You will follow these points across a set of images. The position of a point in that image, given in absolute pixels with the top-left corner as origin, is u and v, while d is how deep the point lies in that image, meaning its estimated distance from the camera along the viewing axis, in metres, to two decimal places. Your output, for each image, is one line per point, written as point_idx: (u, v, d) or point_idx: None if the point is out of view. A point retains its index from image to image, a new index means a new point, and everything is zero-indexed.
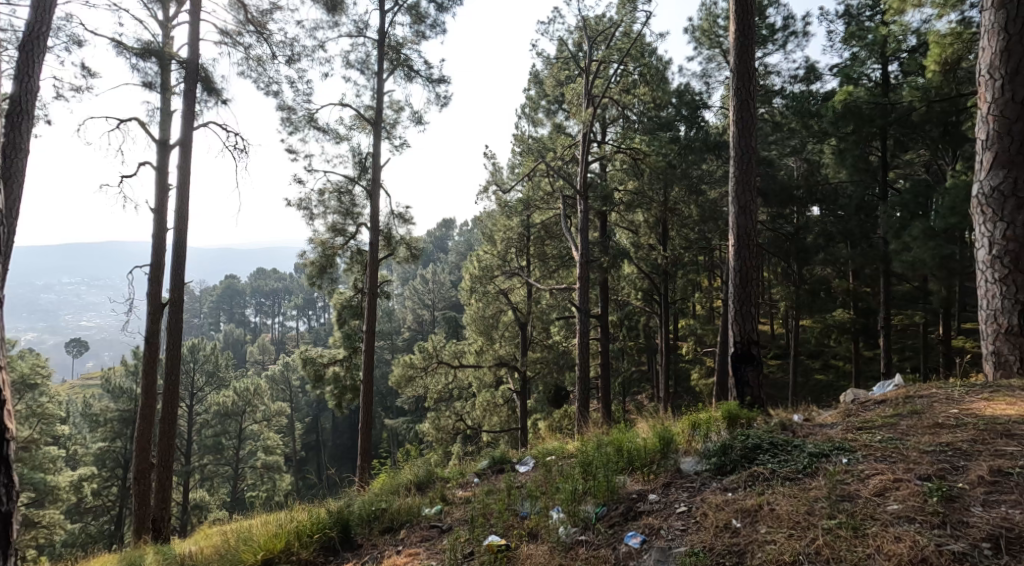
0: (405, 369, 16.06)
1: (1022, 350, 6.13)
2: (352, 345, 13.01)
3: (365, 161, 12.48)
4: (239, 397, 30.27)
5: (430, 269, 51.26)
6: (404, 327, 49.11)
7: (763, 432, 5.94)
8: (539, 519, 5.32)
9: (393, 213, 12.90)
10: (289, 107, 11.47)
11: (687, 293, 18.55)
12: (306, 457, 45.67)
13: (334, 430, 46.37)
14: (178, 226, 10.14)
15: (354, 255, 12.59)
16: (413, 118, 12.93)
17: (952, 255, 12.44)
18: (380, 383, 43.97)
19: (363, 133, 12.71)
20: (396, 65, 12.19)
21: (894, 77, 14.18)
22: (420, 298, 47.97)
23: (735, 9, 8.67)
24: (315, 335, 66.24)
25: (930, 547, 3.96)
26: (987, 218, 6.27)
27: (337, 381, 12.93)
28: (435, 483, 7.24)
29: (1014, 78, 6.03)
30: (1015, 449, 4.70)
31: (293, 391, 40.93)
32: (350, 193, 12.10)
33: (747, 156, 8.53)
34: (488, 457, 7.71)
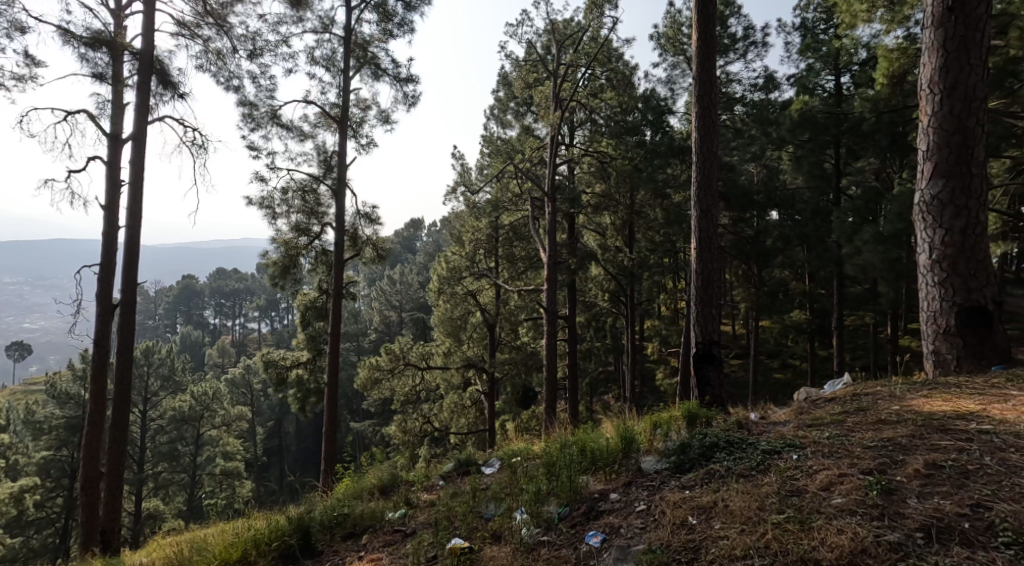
0: (371, 370, 15.76)
1: (959, 349, 6.46)
2: (316, 348, 12.95)
3: (331, 160, 12.43)
4: (198, 401, 29.66)
5: (397, 271, 51.08)
6: (370, 329, 48.80)
7: (720, 430, 6.16)
8: (502, 521, 5.43)
9: (360, 213, 12.87)
10: (250, 103, 11.39)
11: (653, 294, 18.91)
12: (268, 462, 44.98)
13: (298, 434, 45.82)
14: (131, 224, 10.00)
15: (319, 255, 12.53)
16: (380, 117, 12.94)
17: (899, 259, 12.94)
18: (346, 386, 43.61)
19: (329, 131, 12.67)
20: (363, 63, 12.21)
21: (847, 88, 14.73)
22: (388, 300, 47.72)
23: (695, 17, 8.97)
24: (278, 337, 65.11)
25: (869, 538, 4.18)
26: (927, 225, 6.61)
27: (300, 385, 12.76)
28: (400, 486, 7.29)
29: (952, 92, 6.38)
30: (949, 444, 5.00)
31: (253, 394, 40.22)
32: (314, 192, 12.08)
33: (709, 160, 8.79)
34: (454, 459, 7.78)
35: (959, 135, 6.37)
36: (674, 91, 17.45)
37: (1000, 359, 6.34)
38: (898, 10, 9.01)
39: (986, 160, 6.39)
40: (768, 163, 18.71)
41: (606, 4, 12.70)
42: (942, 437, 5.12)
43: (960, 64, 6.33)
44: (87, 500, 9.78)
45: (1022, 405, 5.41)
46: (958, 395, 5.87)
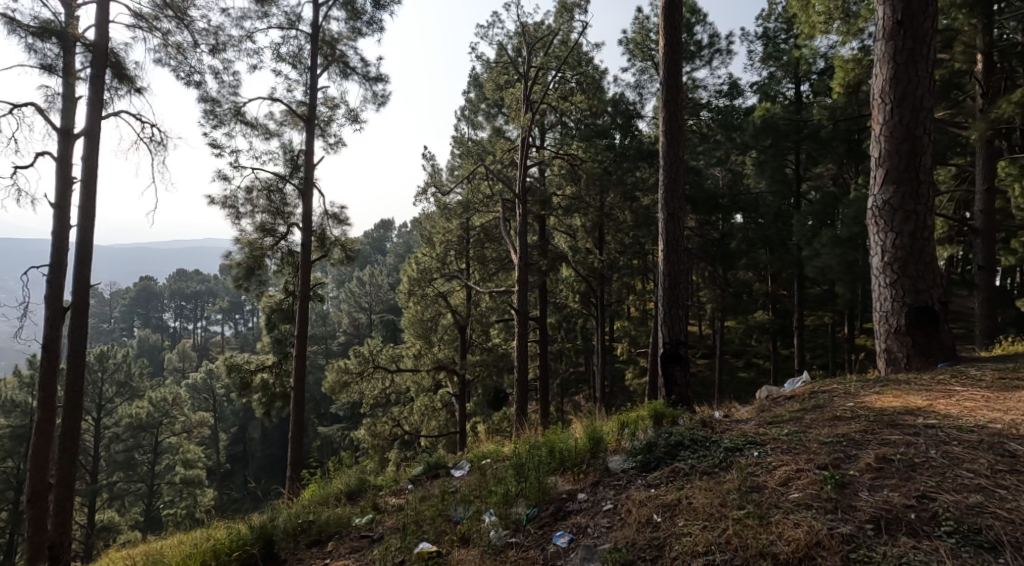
0: (340, 374, 15.39)
1: (909, 347, 6.78)
2: (282, 351, 12.86)
3: (297, 158, 12.39)
4: (156, 408, 28.93)
5: (366, 272, 50.76)
6: (339, 332, 48.36)
7: (685, 428, 6.39)
8: (470, 523, 5.54)
9: (328, 214, 12.86)
10: (213, 99, 11.29)
11: (623, 295, 19.21)
12: (231, 469, 44.08)
13: (263, 439, 45.06)
14: (83, 223, 9.86)
15: (285, 256, 12.51)
16: (348, 116, 12.94)
17: (856, 261, 13.41)
18: (314, 390, 43.12)
19: (295, 129, 12.62)
20: (331, 61, 12.23)
21: (806, 96, 15.19)
22: (357, 302, 47.39)
23: (661, 21, 9.19)
24: (241, 340, 63.95)
25: (824, 530, 4.35)
26: (880, 228, 6.93)
27: (265, 389, 12.59)
28: (367, 491, 7.33)
29: (901, 103, 6.71)
30: (898, 438, 5.23)
31: (215, 399, 39.45)
32: (280, 191, 12.04)
33: (675, 163, 9.04)
34: (423, 462, 7.85)
35: (908, 143, 6.70)
36: (643, 96, 17.78)
37: (946, 357, 6.69)
38: (853, 22, 9.40)
39: (933, 168, 6.74)
40: (733, 167, 19.18)
41: (575, 9, 12.93)
42: (891, 432, 5.36)
43: (911, 75, 6.66)
44: (32, 514, 9.56)
45: (966, 401, 5.67)
46: (907, 391, 6.16)
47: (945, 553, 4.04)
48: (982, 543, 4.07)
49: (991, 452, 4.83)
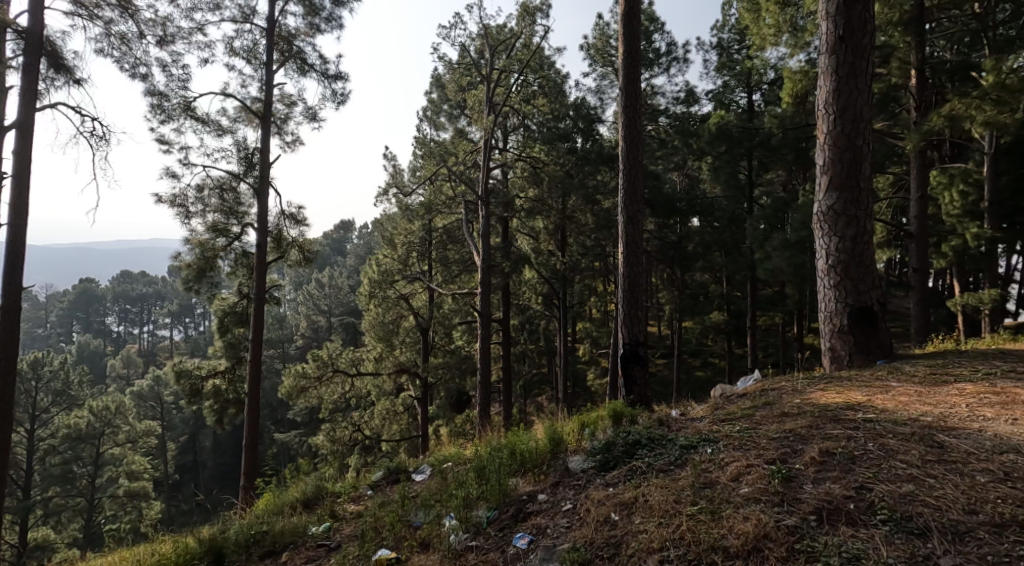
0: (298, 379, 14.84)
1: (851, 346, 7.14)
2: (235, 356, 12.65)
3: (252, 156, 12.27)
4: (96, 417, 27.69)
5: (325, 274, 50.10)
6: (296, 335, 47.57)
7: (643, 428, 6.31)
8: (430, 528, 5.48)
9: (285, 214, 12.79)
10: (162, 94, 11.12)
11: (584, 297, 19.55)
12: (181, 480, 42.66)
13: (215, 448, 43.80)
14: (15, 221, 9.31)
15: (239, 257, 12.38)
16: (306, 114, 12.89)
17: (804, 263, 13.93)
18: (270, 395, 42.29)
19: (250, 126, 12.51)
20: (288, 57, 12.17)
21: (758, 104, 15.74)
22: (316, 304, 46.73)
23: (620, 27, 9.43)
24: (192, 345, 62.28)
25: (771, 523, 4.32)
26: (825, 233, 7.28)
27: (217, 395, 12.34)
28: (324, 498, 7.21)
29: (843, 113, 7.09)
30: (840, 433, 5.24)
31: (163, 407, 38.23)
32: (233, 190, 11.95)
33: (634, 168, 9.31)
34: (383, 467, 7.79)
35: (849, 152, 7.09)
36: (603, 100, 18.16)
37: (883, 353, 7.12)
38: (800, 35, 9.82)
39: (872, 176, 7.13)
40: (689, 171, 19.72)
41: (537, 13, 13.16)
42: (835, 426, 5.38)
43: (851, 88, 7.05)
44: None
45: (901, 396, 5.89)
46: (851, 387, 6.37)
47: (880, 540, 4.06)
48: (912, 529, 4.09)
49: (922, 443, 4.90)
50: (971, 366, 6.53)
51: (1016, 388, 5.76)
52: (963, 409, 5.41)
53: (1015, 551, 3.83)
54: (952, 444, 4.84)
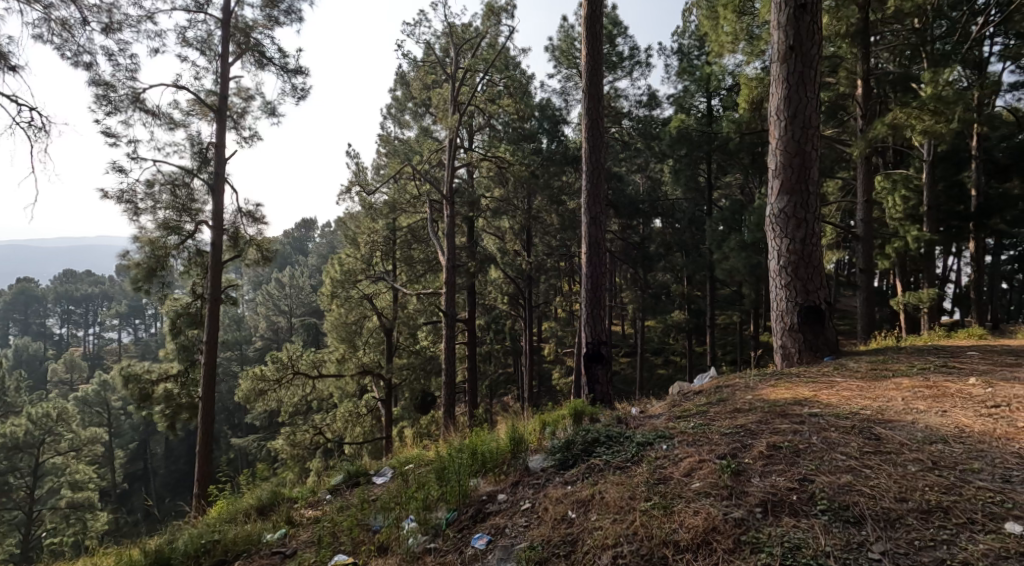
0: (256, 382, 14.22)
1: (801, 343, 7.44)
2: (188, 359, 12.35)
3: (206, 152, 12.10)
4: (35, 425, 25.75)
5: (285, 273, 49.17)
6: (255, 337, 46.54)
7: (601, 426, 6.45)
8: (388, 531, 5.45)
9: (242, 212, 12.67)
10: (108, 85, 10.88)
11: (549, 297, 19.73)
12: (129, 489, 41.02)
13: (167, 455, 42.34)
14: None
15: (193, 256, 12.22)
16: (264, 108, 12.75)
17: (760, 264, 14.35)
18: (226, 399, 41.21)
19: (205, 120, 12.33)
20: (245, 49, 12.02)
21: (717, 109, 16.13)
22: (276, 304, 45.71)
23: (582, 30, 9.58)
24: (142, 348, 60.18)
25: (719, 517, 4.52)
26: (777, 235, 7.55)
27: (168, 400, 11.92)
28: (280, 504, 7.11)
29: (793, 120, 7.37)
30: (787, 427, 5.46)
31: (109, 413, 36.73)
32: (186, 186, 11.78)
33: (596, 170, 9.48)
34: (342, 471, 7.71)
35: (799, 157, 7.37)
36: (568, 102, 18.41)
37: (830, 350, 7.43)
38: (756, 43, 10.20)
39: (820, 180, 7.43)
40: (651, 173, 20.14)
41: (502, 13, 13.26)
42: (782, 421, 5.61)
43: (800, 95, 7.33)
44: None
45: (844, 391, 6.17)
46: (799, 384, 6.61)
47: (819, 530, 4.27)
48: (849, 518, 4.32)
49: (860, 435, 5.16)
50: (910, 362, 6.85)
51: (947, 381, 6.08)
52: (899, 402, 5.69)
53: (939, 535, 4.09)
54: (887, 435, 5.10)
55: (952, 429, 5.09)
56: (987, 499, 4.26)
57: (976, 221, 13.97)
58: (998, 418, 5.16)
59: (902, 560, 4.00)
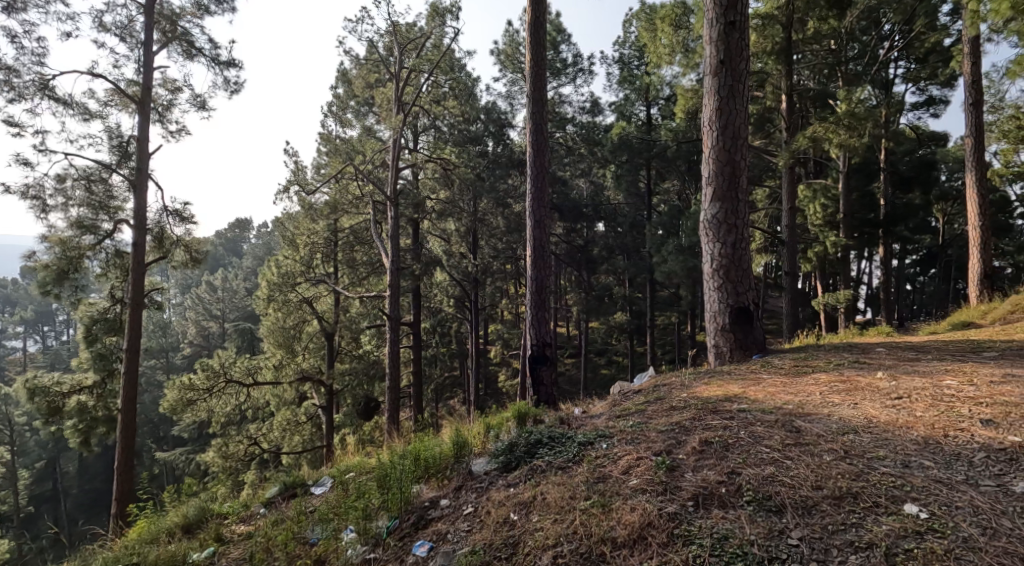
0: (183, 393, 13.48)
1: (732, 342, 7.87)
2: (106, 368, 11.93)
3: (127, 146, 11.80)
4: None
5: (217, 277, 47.66)
6: (184, 343, 44.74)
7: (543, 427, 6.67)
8: (327, 543, 5.56)
9: (168, 211, 12.39)
10: (13, 70, 10.53)
11: (495, 299, 19.91)
12: (35, 512, 38.38)
13: (80, 473, 39.92)
14: None
15: (111, 256, 11.87)
16: (193, 101, 12.51)
17: (697, 266, 14.95)
18: (149, 410, 39.33)
19: (125, 110, 12.01)
20: (172, 37, 11.77)
21: (656, 117, 16.68)
22: (207, 310, 44.17)
23: (526, 36, 9.80)
24: (53, 358, 56.67)
25: (654, 512, 4.79)
26: (709, 239, 7.96)
27: (82, 414, 11.62)
28: (209, 521, 6.91)
29: (724, 130, 7.79)
30: (717, 423, 5.81)
31: (14, 431, 34.33)
32: (103, 181, 11.47)
33: (540, 174, 9.72)
34: (278, 482, 7.58)
35: (729, 166, 7.79)
36: (514, 105, 18.70)
37: (758, 349, 7.88)
38: (692, 56, 10.74)
39: (748, 188, 7.88)
40: (594, 177, 20.64)
41: (447, 15, 13.33)
42: (714, 417, 5.96)
43: (731, 107, 7.75)
44: None
45: (770, 387, 6.59)
46: (730, 382, 7.00)
47: (744, 520, 4.60)
48: (772, 507, 4.66)
49: (783, 429, 5.54)
50: (828, 358, 7.36)
51: (859, 376, 6.58)
52: (817, 397, 6.13)
53: (849, 520, 4.47)
54: (806, 428, 5.50)
55: (862, 420, 5.53)
56: (890, 484, 4.67)
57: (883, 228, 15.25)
58: (901, 409, 5.64)
59: (817, 544, 4.36)
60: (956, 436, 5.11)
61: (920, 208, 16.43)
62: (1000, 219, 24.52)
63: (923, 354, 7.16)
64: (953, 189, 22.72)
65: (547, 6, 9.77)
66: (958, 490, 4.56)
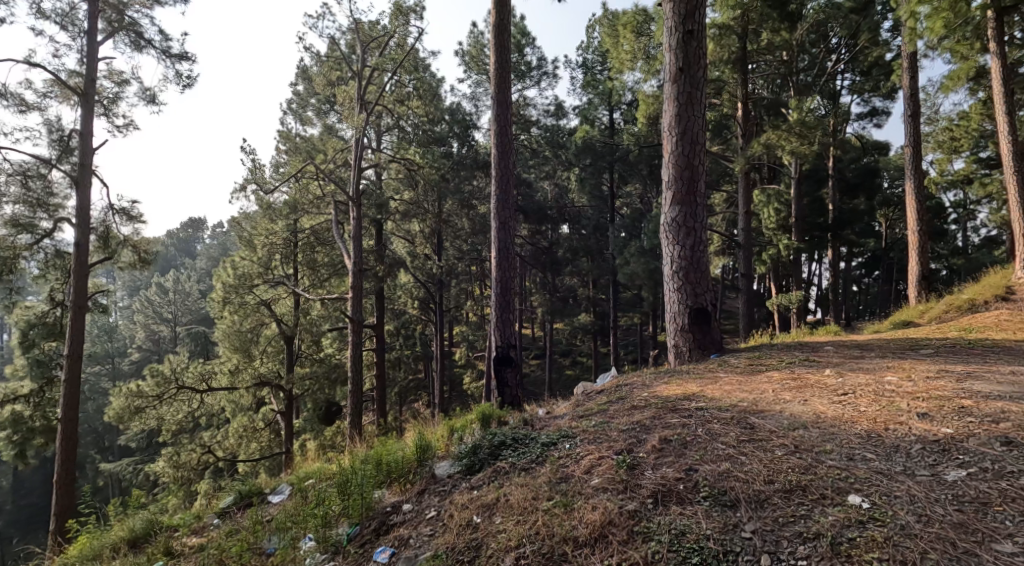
0: (130, 399, 13.44)
1: (691, 341, 8.10)
2: (44, 377, 11.84)
3: (69, 140, 11.53)
4: None
5: (168, 279, 46.35)
6: (131, 347, 43.29)
7: (507, 429, 6.77)
8: (285, 552, 5.58)
9: (114, 209, 12.13)
10: None
11: (460, 301, 19.93)
12: None
13: (17, 487, 38.09)
14: None
15: (51, 257, 11.50)
16: (143, 95, 12.27)
17: (658, 268, 15.26)
18: (94, 419, 37.88)
19: (67, 102, 11.72)
20: (118, 27, 11.51)
21: (619, 121, 16.95)
22: (157, 312, 42.85)
23: (491, 40, 9.89)
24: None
25: (615, 510, 4.94)
26: (670, 242, 8.17)
27: (18, 424, 11.32)
28: (157, 535, 6.76)
29: (683, 136, 8.02)
30: (676, 421, 6.00)
31: None
32: (40, 177, 11.01)
33: (505, 175, 9.83)
34: (232, 491, 7.45)
35: (689, 170, 8.02)
36: (478, 107, 18.79)
37: (716, 348, 8.13)
38: (653, 62, 11.00)
39: (707, 192, 8.12)
40: (559, 180, 20.91)
41: (411, 14, 13.34)
42: (673, 416, 6.14)
43: (689, 114, 7.99)
44: None
45: (727, 385, 6.82)
46: (689, 381, 7.21)
47: (701, 515, 4.78)
48: (726, 502, 4.85)
49: (738, 425, 5.76)
50: (781, 357, 7.65)
51: (809, 373, 6.87)
52: (770, 394, 6.37)
53: (798, 511, 4.68)
54: (760, 424, 5.73)
55: (812, 416, 5.78)
56: (835, 476, 4.91)
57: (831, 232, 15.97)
58: (847, 404, 5.91)
59: (768, 536, 4.56)
60: (895, 429, 5.39)
61: (864, 213, 17.13)
62: (937, 223, 25.73)
63: (867, 352, 7.50)
64: (895, 195, 23.75)
65: (511, 9, 9.88)
66: (898, 480, 4.82)
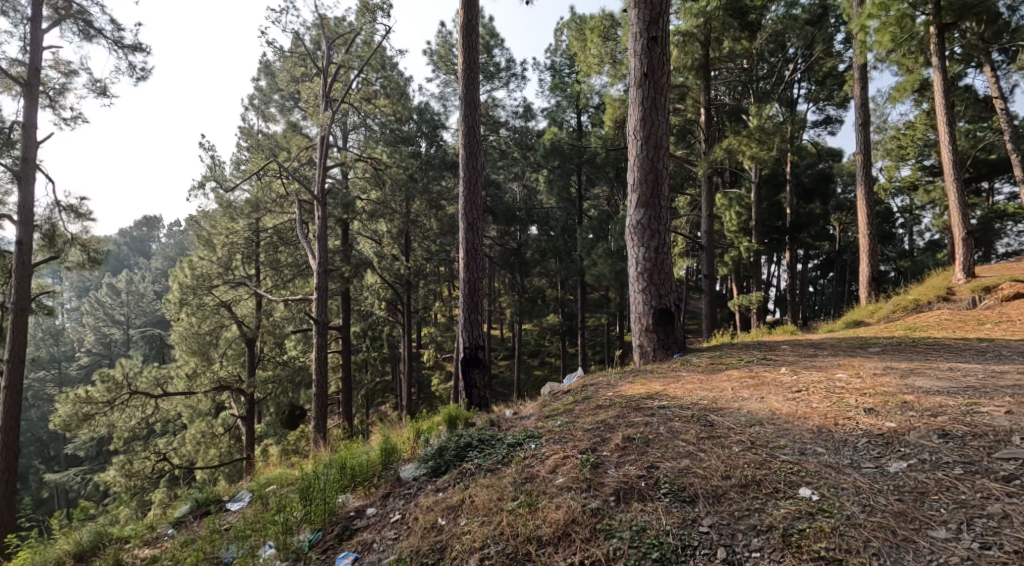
0: (78, 406, 12.63)
1: (656, 342, 8.26)
2: None
3: (13, 134, 11.24)
4: None
5: (121, 280, 45.05)
6: (82, 351, 41.96)
7: (473, 430, 6.81)
8: (244, 560, 5.53)
9: (61, 206, 11.85)
10: None
11: (428, 302, 19.87)
12: None
13: None
14: None
15: None
16: (93, 87, 12.02)
17: (623, 270, 15.46)
18: (38, 426, 36.52)
19: (11, 92, 11.42)
20: (65, 15, 11.24)
21: (587, 124, 17.14)
22: (107, 314, 41.62)
23: (459, 41, 9.91)
24: None
25: (578, 509, 5.03)
26: (635, 244, 8.32)
27: None
28: (107, 546, 6.59)
29: (647, 140, 8.17)
30: (639, 420, 6.13)
31: None
32: None
33: (474, 176, 9.87)
34: (189, 500, 7.33)
35: (652, 174, 8.18)
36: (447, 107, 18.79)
37: (679, 348, 8.30)
38: (619, 67, 11.14)
39: (670, 196, 8.29)
40: (527, 181, 21.03)
41: (377, 12, 13.30)
42: (636, 415, 6.27)
43: (653, 119, 8.15)
44: None
45: (687, 384, 6.98)
46: (652, 380, 7.35)
47: (661, 512, 4.90)
48: (685, 498, 4.99)
49: (698, 423, 5.91)
50: (739, 356, 7.85)
51: (766, 371, 7.07)
52: (729, 393, 6.54)
53: (753, 505, 4.84)
54: (718, 422, 5.89)
55: (768, 413, 5.96)
56: (787, 470, 5.08)
57: (790, 236, 16.26)
58: (801, 401, 6.11)
59: (724, 530, 4.70)
60: (844, 424, 5.60)
61: (820, 216, 17.63)
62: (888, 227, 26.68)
63: (820, 350, 7.77)
64: (848, 200, 24.53)
65: (479, 9, 9.92)
66: (846, 473, 5.02)
